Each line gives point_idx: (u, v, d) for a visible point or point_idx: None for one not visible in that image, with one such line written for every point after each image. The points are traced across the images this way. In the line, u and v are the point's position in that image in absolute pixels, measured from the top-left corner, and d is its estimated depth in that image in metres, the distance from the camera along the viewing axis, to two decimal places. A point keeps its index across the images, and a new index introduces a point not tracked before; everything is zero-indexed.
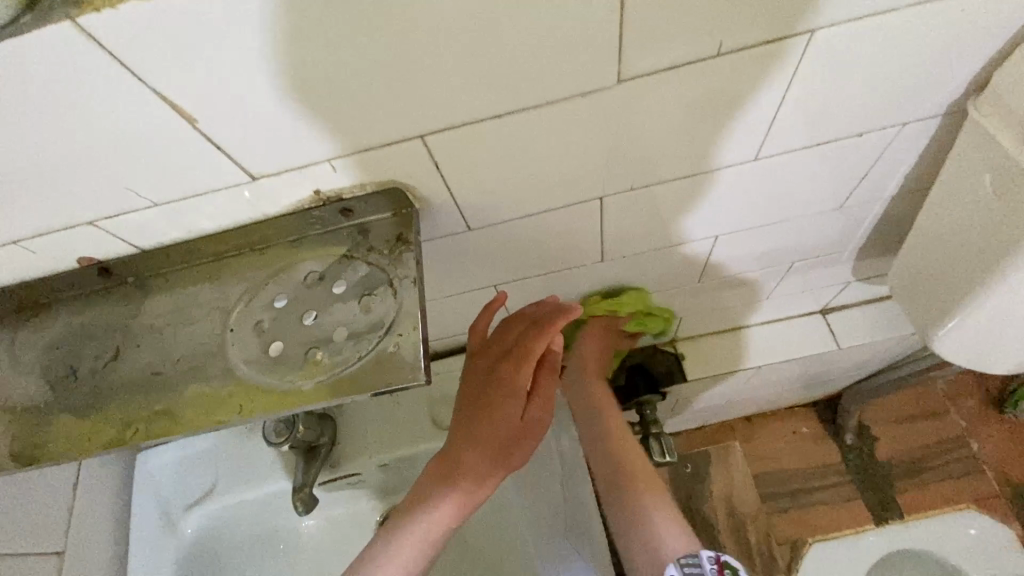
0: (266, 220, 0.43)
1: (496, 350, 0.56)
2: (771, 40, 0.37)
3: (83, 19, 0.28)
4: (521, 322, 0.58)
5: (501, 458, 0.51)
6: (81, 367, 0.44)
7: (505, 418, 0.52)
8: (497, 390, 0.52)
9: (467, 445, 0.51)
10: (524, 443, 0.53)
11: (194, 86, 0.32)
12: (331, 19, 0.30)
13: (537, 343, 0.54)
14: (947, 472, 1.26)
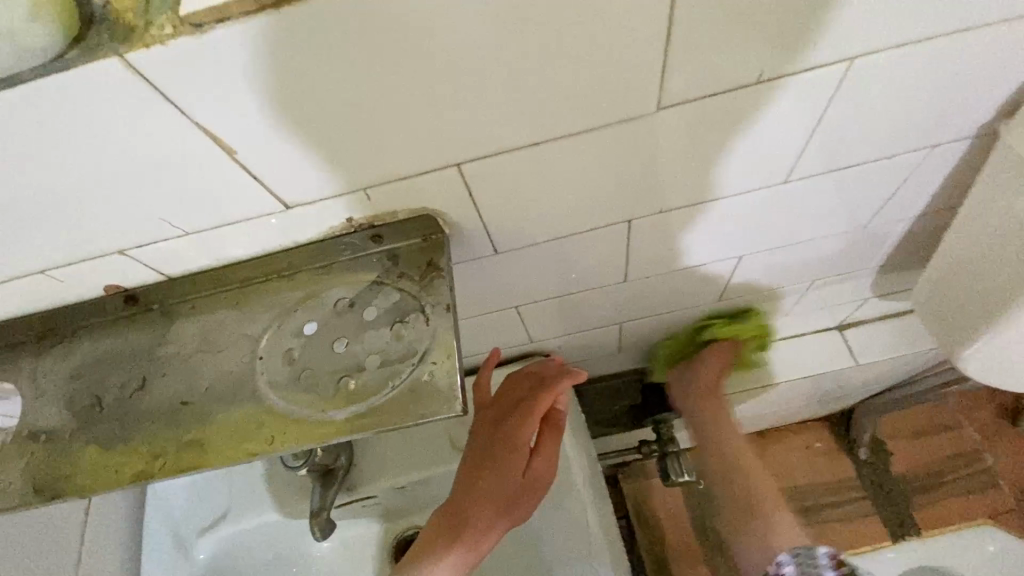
0: (296, 246, 0.43)
1: (500, 405, 0.58)
2: (810, 67, 0.37)
3: (131, 55, 0.27)
4: (525, 382, 0.60)
5: (502, 512, 0.52)
6: (105, 396, 0.44)
7: (508, 472, 0.53)
8: (501, 447, 0.53)
9: (471, 498, 0.52)
10: (528, 496, 0.53)
11: (236, 117, 0.32)
12: (374, 52, 0.30)
13: (540, 402, 0.56)
14: (963, 488, 1.25)
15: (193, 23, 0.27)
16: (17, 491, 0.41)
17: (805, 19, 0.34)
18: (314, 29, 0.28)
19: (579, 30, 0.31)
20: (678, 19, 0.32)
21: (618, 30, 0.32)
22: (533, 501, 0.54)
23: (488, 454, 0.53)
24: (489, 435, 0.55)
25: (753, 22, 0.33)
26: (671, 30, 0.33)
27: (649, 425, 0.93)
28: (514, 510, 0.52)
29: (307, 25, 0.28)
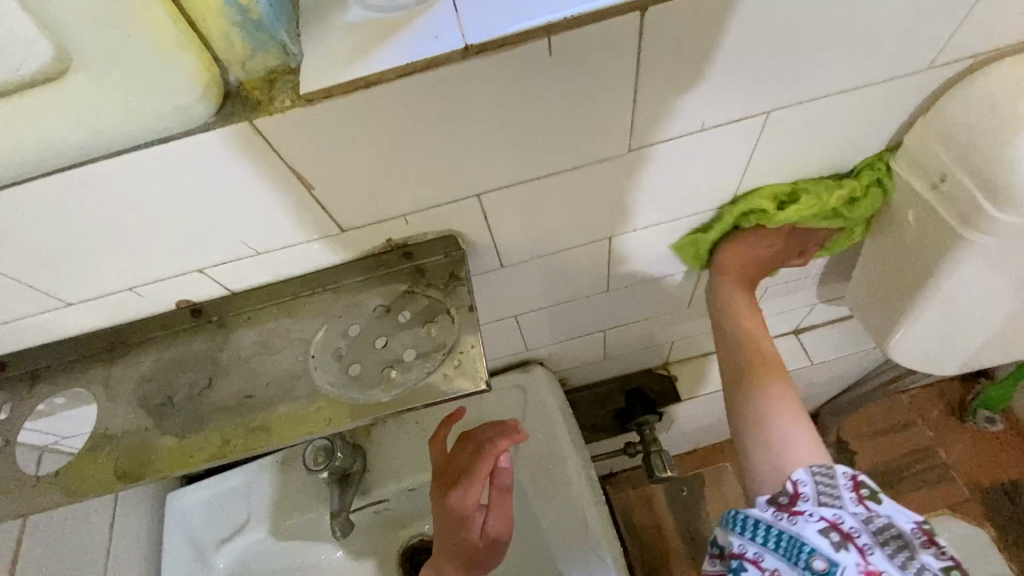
0: (338, 264, 0.52)
1: (449, 468, 0.62)
2: (742, 119, 0.49)
3: (260, 120, 0.37)
4: (466, 442, 0.63)
5: (470, 569, 0.60)
6: (176, 395, 0.51)
7: (468, 535, 0.59)
8: (456, 517, 0.59)
9: (443, 557, 0.60)
10: (488, 556, 0.60)
11: (317, 161, 0.41)
12: (423, 115, 0.40)
13: (482, 463, 0.59)
14: (921, 481, 1.37)
15: (307, 98, 0.36)
16: (101, 478, 0.48)
17: (740, 83, 0.45)
18: (383, 100, 0.38)
19: (574, 96, 0.42)
20: (645, 87, 0.43)
21: (604, 97, 0.43)
22: (497, 555, 0.60)
23: (450, 524, 0.60)
24: (447, 504, 0.59)
25: (700, 89, 0.45)
26: (641, 95, 0.44)
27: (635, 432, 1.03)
28: (481, 564, 0.60)
29: (378, 99, 0.38)
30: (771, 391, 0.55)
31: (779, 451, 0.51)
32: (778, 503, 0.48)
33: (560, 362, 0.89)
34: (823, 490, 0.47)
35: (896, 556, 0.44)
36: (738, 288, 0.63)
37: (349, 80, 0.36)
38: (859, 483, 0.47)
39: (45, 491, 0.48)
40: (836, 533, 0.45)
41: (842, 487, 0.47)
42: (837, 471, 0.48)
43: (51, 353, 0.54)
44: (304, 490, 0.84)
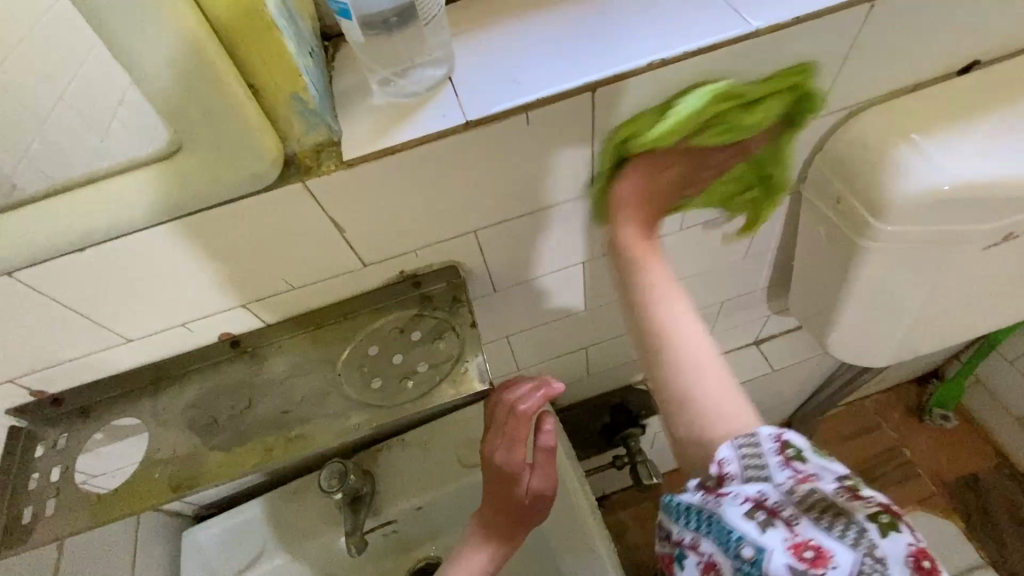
0: (360, 294, 0.62)
1: (494, 425, 0.62)
2: None
3: (313, 181, 0.45)
4: (502, 402, 0.62)
5: (519, 522, 0.63)
6: (219, 416, 0.59)
7: (518, 491, 0.61)
8: (508, 476, 0.60)
9: (495, 511, 0.62)
10: (531, 514, 0.63)
11: (347, 211, 0.50)
12: (434, 172, 0.49)
13: (523, 425, 0.59)
14: (892, 480, 1.48)
15: (349, 162, 0.45)
16: (156, 493, 0.55)
17: None
18: (401, 162, 0.47)
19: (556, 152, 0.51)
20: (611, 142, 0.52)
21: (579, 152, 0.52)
22: (543, 507, 0.63)
23: (500, 489, 0.61)
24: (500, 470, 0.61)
25: None
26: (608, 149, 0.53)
27: (621, 445, 1.15)
28: (529, 517, 0.63)
29: (397, 161, 0.46)
30: (663, 312, 0.46)
31: (717, 413, 0.43)
32: (786, 449, 0.40)
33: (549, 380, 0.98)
34: (750, 462, 0.40)
35: (832, 526, 0.38)
36: (665, 176, 0.51)
37: (382, 149, 0.45)
38: (785, 443, 0.41)
39: (104, 510, 0.54)
40: (761, 512, 0.39)
41: (768, 453, 0.40)
42: (761, 431, 0.41)
43: (104, 386, 0.62)
44: (317, 517, 0.89)
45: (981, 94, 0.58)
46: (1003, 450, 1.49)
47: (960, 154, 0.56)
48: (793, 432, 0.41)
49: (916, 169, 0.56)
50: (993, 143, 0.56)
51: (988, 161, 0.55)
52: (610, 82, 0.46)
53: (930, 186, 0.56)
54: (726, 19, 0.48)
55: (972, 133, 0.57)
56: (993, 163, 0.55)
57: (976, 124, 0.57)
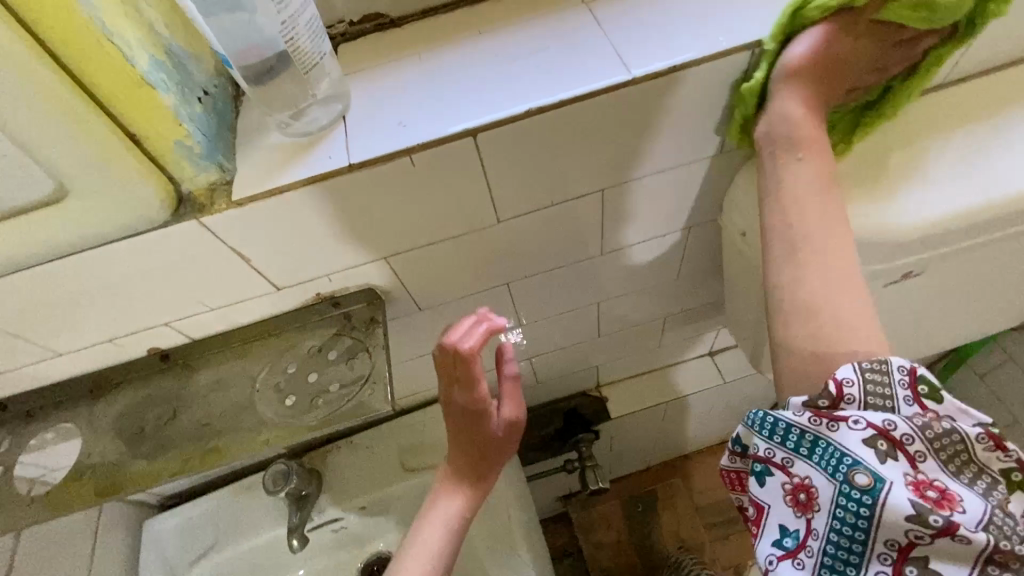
0: (283, 313, 0.65)
1: (444, 377, 0.58)
2: (581, 195, 0.59)
3: (207, 219, 0.48)
4: (449, 357, 0.55)
5: (499, 450, 0.66)
6: (146, 425, 0.63)
7: (492, 427, 0.64)
8: (474, 416, 0.61)
9: (467, 450, 0.65)
10: (496, 453, 0.66)
11: (249, 244, 0.52)
12: (327, 210, 0.51)
13: (476, 365, 0.56)
14: None
15: (239, 202, 0.48)
16: (82, 497, 0.60)
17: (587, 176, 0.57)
18: (291, 202, 0.49)
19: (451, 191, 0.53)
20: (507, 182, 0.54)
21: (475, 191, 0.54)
22: (517, 432, 0.67)
23: (465, 430, 0.63)
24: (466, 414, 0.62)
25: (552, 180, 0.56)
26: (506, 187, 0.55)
27: (573, 449, 1.20)
28: (505, 447, 0.67)
29: (287, 201, 0.49)
30: (816, 266, 0.45)
31: (840, 337, 0.43)
32: (914, 387, 0.40)
33: None
34: (871, 391, 0.40)
35: (975, 483, 0.38)
36: (803, 96, 0.48)
37: (270, 188, 0.47)
38: (916, 380, 0.40)
39: (35, 512, 0.59)
40: (885, 442, 0.39)
41: (898, 386, 0.40)
42: (892, 360, 0.40)
43: (50, 393, 0.66)
44: (268, 512, 0.94)
45: (892, 130, 0.56)
46: None
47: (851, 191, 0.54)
48: (926, 369, 0.40)
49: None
50: (889, 185, 0.54)
51: (876, 199, 0.53)
52: (490, 127, 0.48)
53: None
54: (609, 66, 0.49)
55: (871, 171, 0.55)
56: (883, 202, 0.53)
57: (878, 162, 0.55)
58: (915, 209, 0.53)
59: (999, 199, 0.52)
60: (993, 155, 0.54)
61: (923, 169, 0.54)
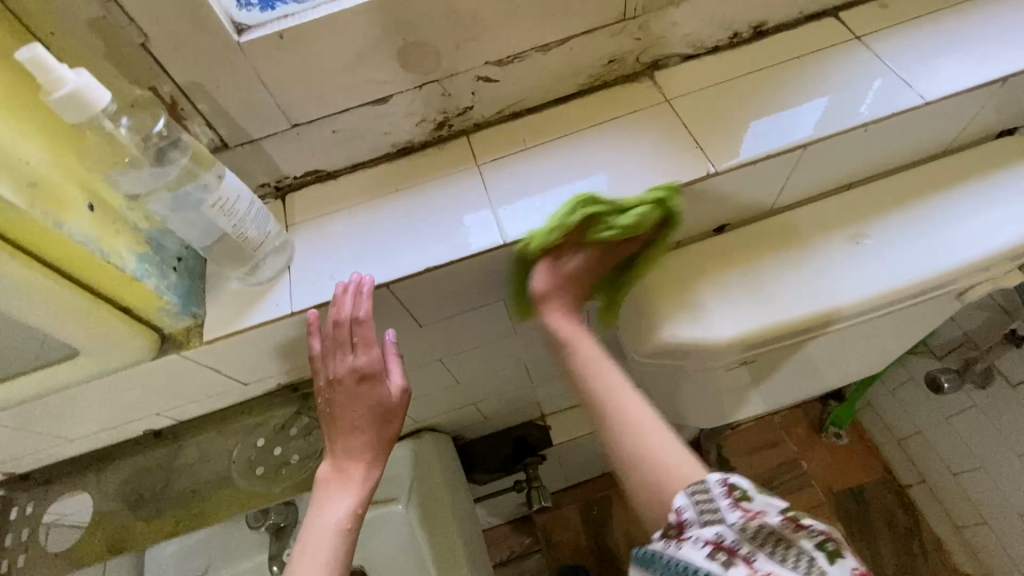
0: (255, 396, 0.81)
1: (330, 344, 0.61)
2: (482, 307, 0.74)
3: (185, 353, 0.63)
4: (336, 315, 0.60)
5: (383, 435, 0.62)
6: (145, 492, 0.78)
7: (378, 398, 0.61)
8: (363, 370, 0.61)
9: (352, 422, 0.62)
10: (396, 415, 0.62)
11: (219, 362, 0.67)
12: (279, 339, 0.66)
13: (364, 324, 0.60)
14: (787, 489, 1.67)
15: (208, 340, 0.62)
16: (97, 552, 0.75)
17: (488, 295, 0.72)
18: (250, 338, 0.63)
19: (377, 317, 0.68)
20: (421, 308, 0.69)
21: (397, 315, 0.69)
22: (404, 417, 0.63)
23: (353, 414, 0.61)
24: (353, 396, 0.61)
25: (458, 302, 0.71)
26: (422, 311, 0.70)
27: (522, 469, 1.36)
28: (391, 426, 0.63)
29: (247, 338, 0.63)
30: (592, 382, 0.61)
31: (668, 465, 0.53)
32: (730, 489, 0.49)
33: (449, 424, 1.17)
34: (703, 509, 0.49)
35: (784, 558, 0.45)
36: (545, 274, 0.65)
37: (233, 332, 0.62)
38: (731, 486, 0.49)
39: (61, 566, 0.74)
40: (721, 552, 0.46)
41: (716, 497, 0.49)
42: (710, 479, 0.50)
43: (68, 465, 0.82)
44: (254, 539, 1.11)
45: (729, 256, 0.70)
46: (887, 464, 1.67)
47: (686, 307, 0.67)
48: (738, 476, 0.49)
49: (648, 312, 0.69)
50: (717, 301, 0.67)
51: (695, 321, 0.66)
52: (398, 280, 0.63)
53: (650, 327, 0.68)
54: (490, 230, 0.64)
55: (703, 290, 0.68)
56: (709, 316, 0.66)
57: (712, 281, 0.69)
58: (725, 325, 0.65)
59: (794, 314, 0.65)
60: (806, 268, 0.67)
61: (731, 298, 0.67)
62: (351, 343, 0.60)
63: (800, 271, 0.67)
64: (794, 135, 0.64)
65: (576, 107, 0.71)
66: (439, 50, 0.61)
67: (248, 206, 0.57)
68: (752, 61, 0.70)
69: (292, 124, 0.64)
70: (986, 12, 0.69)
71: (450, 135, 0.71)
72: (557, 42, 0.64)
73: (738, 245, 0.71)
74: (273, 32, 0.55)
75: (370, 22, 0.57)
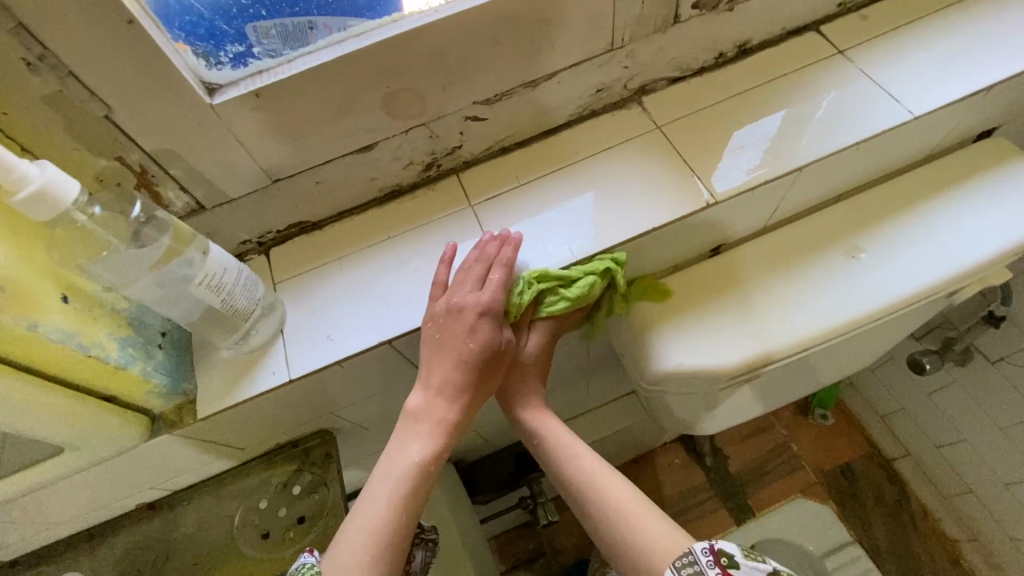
0: (254, 456, 0.78)
1: (466, 279, 0.59)
2: None
3: (180, 431, 0.59)
4: (482, 250, 0.60)
5: (481, 385, 0.60)
6: (142, 567, 0.74)
7: (489, 346, 0.59)
8: (487, 311, 0.58)
9: (456, 366, 0.58)
10: (500, 365, 0.61)
11: (214, 433, 0.64)
12: (276, 404, 0.63)
13: (505, 269, 0.59)
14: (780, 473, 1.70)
15: (204, 417, 0.59)
16: None
17: None
18: (245, 408, 0.60)
19: (377, 370, 0.66)
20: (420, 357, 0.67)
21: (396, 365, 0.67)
22: (499, 374, 0.61)
23: (463, 351, 0.58)
24: (468, 337, 0.58)
25: None
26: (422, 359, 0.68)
27: (526, 485, 1.34)
28: (486, 382, 0.61)
29: (243, 408, 0.60)
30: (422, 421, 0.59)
31: (668, 528, 0.57)
32: (717, 558, 0.51)
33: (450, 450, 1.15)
34: (690, 574, 0.51)
35: None
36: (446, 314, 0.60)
37: (228, 405, 0.59)
38: (719, 554, 0.51)
39: None
40: None
41: (705, 565, 0.51)
42: (696, 549, 0.53)
43: (46, 550, 0.76)
44: None
45: (725, 279, 0.71)
46: (871, 439, 1.71)
47: (690, 333, 0.69)
48: (726, 542, 0.52)
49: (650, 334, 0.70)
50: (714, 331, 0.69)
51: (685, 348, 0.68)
52: (400, 335, 0.61)
53: (648, 349, 0.70)
54: None
55: (701, 313, 0.70)
56: (707, 340, 0.68)
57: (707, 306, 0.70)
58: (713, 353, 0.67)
59: (784, 342, 0.67)
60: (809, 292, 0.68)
61: (718, 325, 0.69)
62: (484, 279, 0.59)
63: (787, 305, 0.68)
64: (788, 159, 0.64)
65: (567, 139, 0.69)
66: (424, 94, 0.58)
67: (236, 276, 0.53)
68: (740, 81, 0.69)
69: (273, 179, 0.60)
70: (961, 21, 0.70)
71: (438, 175, 0.69)
72: (545, 77, 0.62)
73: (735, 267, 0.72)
74: (250, 91, 0.51)
75: (352, 73, 0.54)
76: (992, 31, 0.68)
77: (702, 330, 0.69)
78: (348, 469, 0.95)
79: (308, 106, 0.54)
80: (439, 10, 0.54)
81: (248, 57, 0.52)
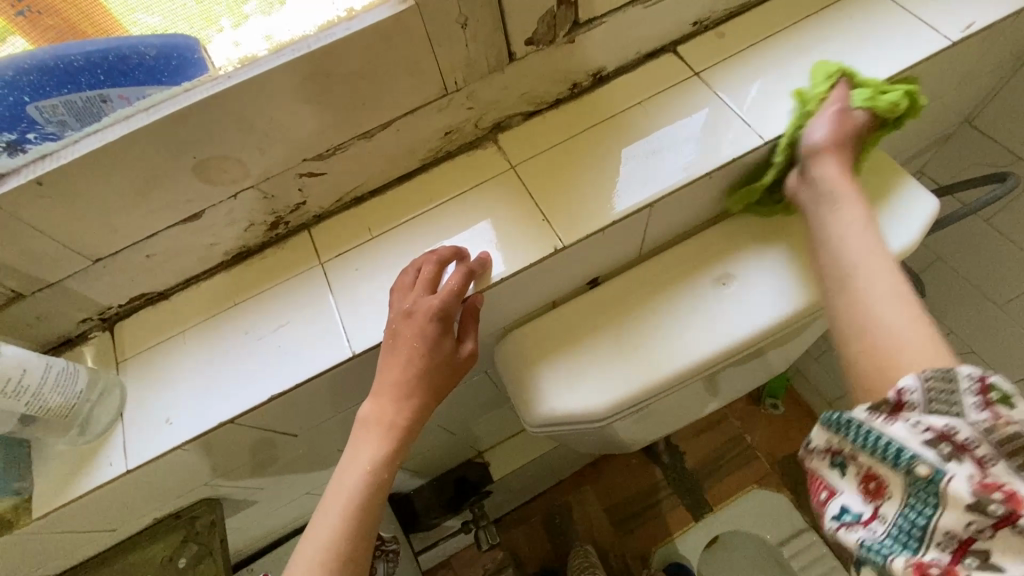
0: (135, 532, 0.73)
1: (415, 289, 0.56)
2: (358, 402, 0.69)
3: (17, 530, 0.57)
4: (429, 262, 0.57)
5: (438, 392, 0.56)
6: None
7: (440, 352, 0.56)
8: (446, 318, 0.55)
9: (411, 372, 0.54)
10: (456, 374, 0.58)
11: (64, 525, 0.60)
12: (126, 490, 0.59)
13: (459, 279, 0.57)
14: (737, 465, 1.60)
15: (38, 515, 0.56)
16: None
17: (358, 394, 0.67)
18: (88, 499, 0.57)
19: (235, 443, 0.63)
20: (285, 421, 0.64)
21: (260, 433, 0.64)
22: (461, 376, 0.59)
23: (412, 358, 0.55)
24: (417, 342, 0.55)
25: (324, 407, 0.66)
26: (287, 423, 0.65)
27: (468, 508, 1.32)
28: (450, 389, 0.58)
29: (84, 500, 0.57)
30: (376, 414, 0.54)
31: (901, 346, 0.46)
32: (901, 400, 0.42)
33: None
34: (935, 397, 0.41)
35: (954, 460, 0.40)
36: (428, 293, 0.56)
37: (67, 502, 0.56)
38: (987, 387, 0.40)
39: None
40: (947, 444, 0.40)
41: (965, 394, 0.40)
42: (914, 377, 0.42)
43: None
44: None
45: (601, 316, 0.68)
46: None
47: (572, 379, 0.65)
48: (997, 375, 0.41)
49: (523, 381, 0.67)
50: (588, 375, 0.65)
51: (564, 391, 0.65)
52: (243, 413, 0.58)
53: (527, 396, 0.66)
54: (336, 341, 0.60)
55: (576, 353, 0.67)
56: (584, 382, 0.65)
57: (588, 342, 0.67)
58: (585, 395, 0.64)
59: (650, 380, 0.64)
60: (676, 320, 0.66)
61: (588, 363, 0.66)
62: (436, 283, 0.57)
63: (650, 338, 0.65)
64: (664, 179, 0.62)
65: (422, 184, 0.67)
66: (243, 159, 0.55)
67: (43, 372, 0.51)
68: (597, 112, 0.67)
69: (94, 259, 0.57)
70: (817, 35, 0.68)
71: (289, 232, 0.65)
72: (379, 127, 0.59)
73: (607, 302, 0.68)
74: (29, 179, 0.48)
75: (149, 150, 0.50)
76: (844, 45, 0.67)
77: (575, 377, 0.65)
78: (258, 525, 0.91)
79: (107, 186, 0.51)
80: (234, 75, 0.50)
81: (25, 143, 0.49)
